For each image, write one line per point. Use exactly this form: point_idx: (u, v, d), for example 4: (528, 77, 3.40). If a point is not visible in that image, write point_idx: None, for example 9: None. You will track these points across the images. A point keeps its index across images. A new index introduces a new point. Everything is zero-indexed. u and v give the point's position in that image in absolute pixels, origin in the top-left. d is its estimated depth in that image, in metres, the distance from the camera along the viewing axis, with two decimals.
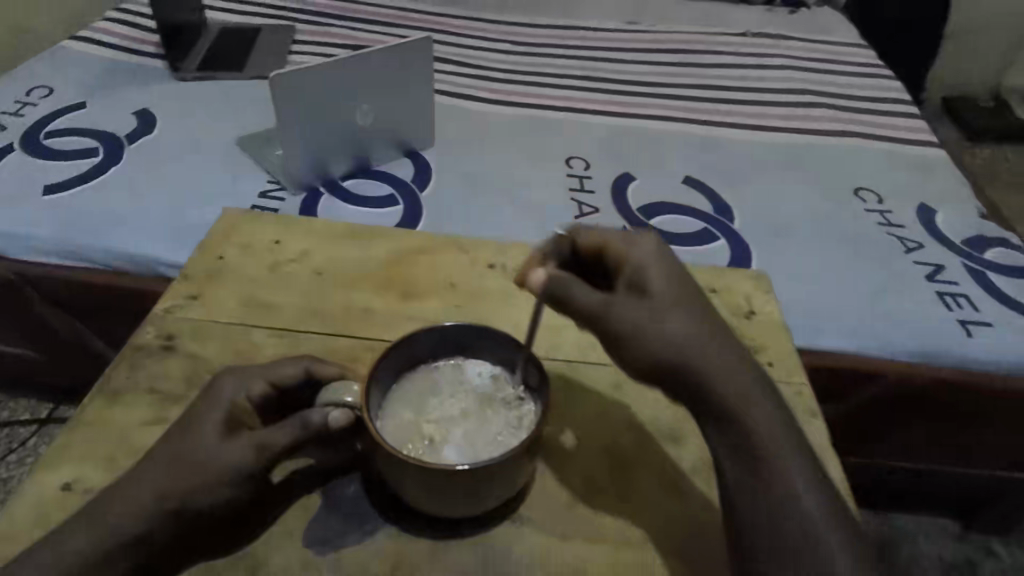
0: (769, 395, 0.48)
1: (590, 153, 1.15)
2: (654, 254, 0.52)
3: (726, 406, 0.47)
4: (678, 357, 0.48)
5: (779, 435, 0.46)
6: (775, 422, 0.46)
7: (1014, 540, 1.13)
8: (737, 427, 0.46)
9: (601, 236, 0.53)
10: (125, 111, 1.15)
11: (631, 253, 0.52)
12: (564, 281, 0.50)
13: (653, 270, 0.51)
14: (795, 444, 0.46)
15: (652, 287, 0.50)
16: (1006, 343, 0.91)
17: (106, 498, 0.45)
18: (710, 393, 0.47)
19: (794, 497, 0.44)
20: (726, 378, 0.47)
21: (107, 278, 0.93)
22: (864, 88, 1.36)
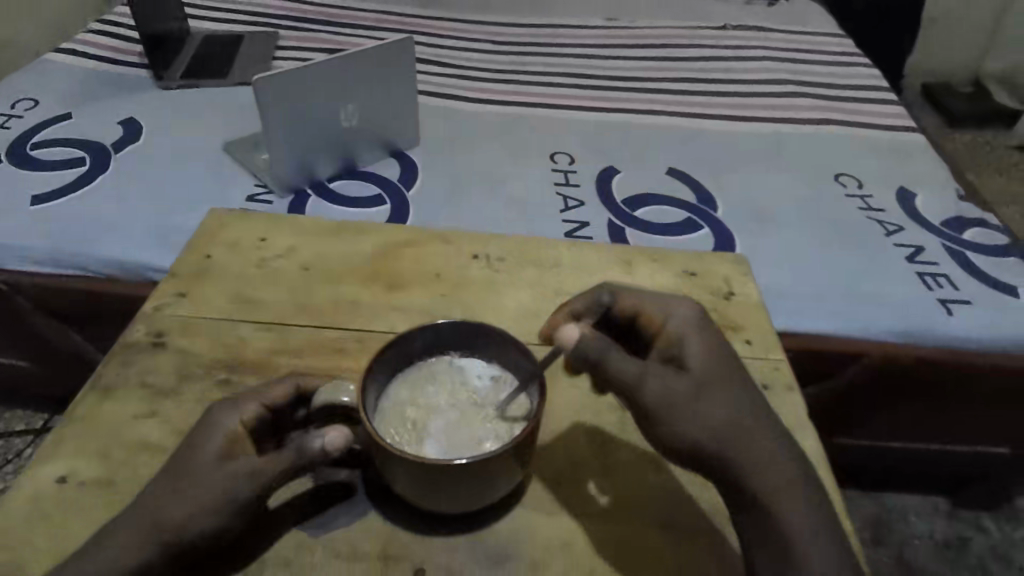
0: (803, 476, 0.47)
1: (574, 148, 1.16)
2: (701, 332, 0.52)
3: (761, 485, 0.46)
4: (716, 433, 0.47)
5: (810, 516, 0.45)
6: (807, 504, 0.46)
7: (1001, 515, 1.16)
8: (771, 507, 0.45)
9: (647, 310, 0.54)
10: (111, 120, 1.15)
11: (674, 328, 0.52)
12: (604, 342, 0.48)
13: (698, 346, 0.50)
14: (825, 524, 0.45)
15: (693, 362, 0.50)
16: (984, 320, 0.93)
17: (106, 531, 0.45)
18: (744, 474, 0.46)
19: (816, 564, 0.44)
20: (761, 456, 0.47)
21: (98, 284, 0.94)
22: (842, 76, 1.39)
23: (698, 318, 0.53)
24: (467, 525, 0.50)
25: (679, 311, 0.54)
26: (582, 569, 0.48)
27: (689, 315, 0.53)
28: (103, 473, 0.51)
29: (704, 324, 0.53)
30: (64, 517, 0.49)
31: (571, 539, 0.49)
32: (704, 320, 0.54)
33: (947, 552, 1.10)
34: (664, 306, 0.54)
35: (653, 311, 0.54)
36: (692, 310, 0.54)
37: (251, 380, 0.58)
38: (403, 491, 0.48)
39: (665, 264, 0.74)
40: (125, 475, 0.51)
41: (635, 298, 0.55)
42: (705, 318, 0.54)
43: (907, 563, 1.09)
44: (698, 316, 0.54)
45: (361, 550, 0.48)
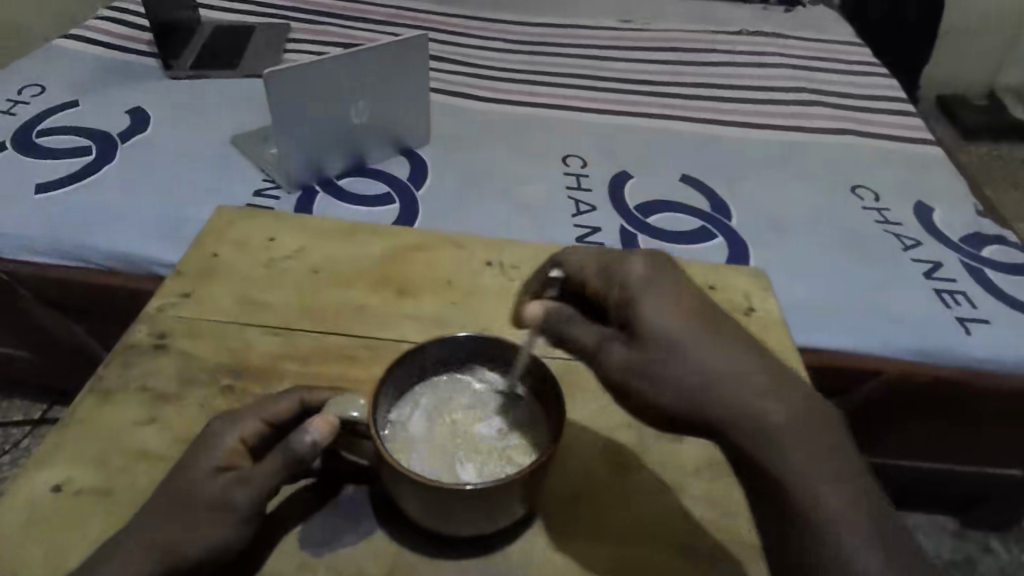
0: (799, 415, 0.42)
1: (586, 152, 1.14)
2: (653, 279, 0.45)
3: (749, 438, 0.41)
4: (688, 394, 0.42)
5: (813, 459, 0.40)
6: (807, 448, 0.41)
7: (1012, 538, 1.13)
8: (766, 459, 0.41)
9: (597, 269, 0.48)
10: (118, 109, 1.13)
11: (625, 280, 0.46)
12: (561, 315, 0.48)
13: (652, 299, 0.44)
14: (835, 467, 0.41)
15: (649, 317, 0.44)
16: (1002, 340, 0.91)
17: (101, 549, 0.42)
18: (730, 434, 0.41)
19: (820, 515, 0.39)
20: (746, 406, 0.41)
21: (101, 277, 0.92)
22: (860, 86, 1.36)
23: (651, 264, 0.47)
24: (479, 548, 0.48)
25: (629, 261, 0.47)
26: None
27: (639, 263, 0.47)
28: (100, 481, 0.49)
29: (658, 269, 0.46)
30: (59, 527, 0.47)
31: (585, 563, 0.47)
32: (661, 264, 0.47)
33: (955, 575, 1.08)
34: (611, 262, 0.48)
35: (600, 269, 0.48)
36: (641, 258, 0.47)
37: (256, 387, 0.56)
38: (415, 513, 0.46)
39: (682, 276, 0.72)
40: (123, 483, 0.49)
41: (586, 258, 0.50)
42: (660, 262, 0.47)
43: None
44: (649, 261, 0.47)
45: (366, 572, 0.46)
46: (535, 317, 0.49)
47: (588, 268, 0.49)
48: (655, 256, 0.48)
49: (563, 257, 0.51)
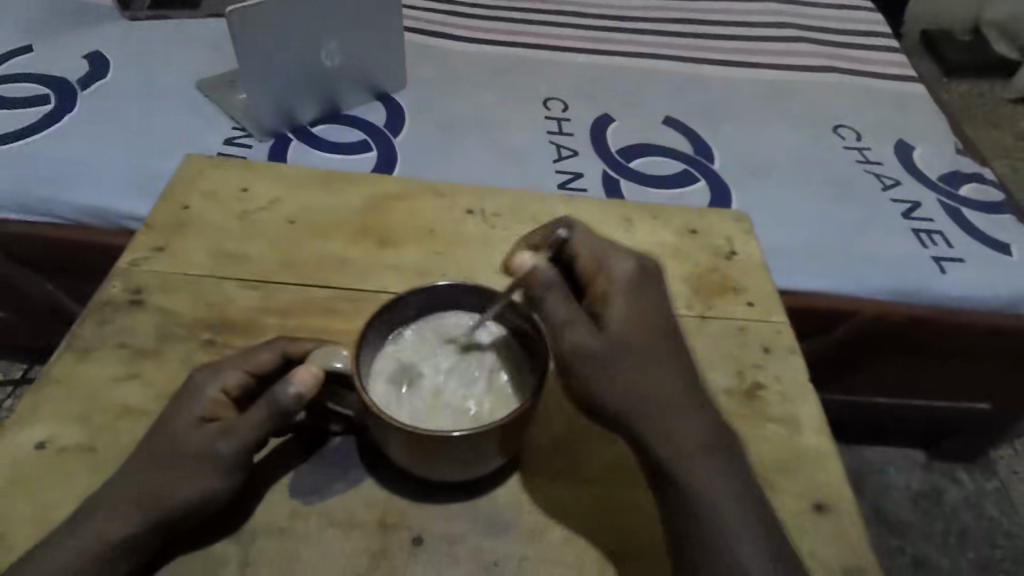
0: (717, 442, 0.44)
1: (568, 94, 1.11)
2: (633, 288, 0.47)
3: (672, 449, 0.43)
4: (631, 396, 0.44)
5: (723, 481, 0.43)
6: (721, 471, 0.43)
7: (976, 466, 1.19)
8: (680, 474, 0.43)
9: (593, 257, 0.48)
10: (74, 53, 1.07)
11: (606, 283, 0.47)
12: (550, 281, 0.45)
13: (625, 307, 0.46)
14: (740, 485, 0.43)
15: (614, 323, 0.45)
16: (975, 278, 0.93)
17: (88, 504, 0.43)
18: (654, 433, 0.43)
19: (719, 521, 0.42)
20: (676, 422, 0.44)
21: (71, 232, 0.89)
22: (846, 21, 1.33)
23: (639, 272, 0.48)
24: (466, 492, 0.49)
25: (619, 263, 0.48)
26: (581, 538, 0.47)
27: (629, 267, 0.48)
28: (84, 438, 0.49)
29: (642, 279, 0.48)
30: (46, 484, 0.47)
31: (570, 504, 0.49)
32: (647, 273, 0.49)
33: (921, 503, 1.14)
34: (604, 255, 0.48)
35: (595, 257, 0.48)
36: (630, 262, 0.48)
37: (238, 341, 0.56)
38: (403, 460, 0.46)
39: (665, 221, 0.72)
40: (107, 440, 0.49)
41: (588, 238, 0.49)
42: (647, 270, 0.49)
43: (883, 513, 1.12)
44: (638, 268, 0.48)
45: (357, 519, 0.47)
46: (523, 268, 0.45)
47: (587, 252, 0.49)
48: (645, 263, 0.49)
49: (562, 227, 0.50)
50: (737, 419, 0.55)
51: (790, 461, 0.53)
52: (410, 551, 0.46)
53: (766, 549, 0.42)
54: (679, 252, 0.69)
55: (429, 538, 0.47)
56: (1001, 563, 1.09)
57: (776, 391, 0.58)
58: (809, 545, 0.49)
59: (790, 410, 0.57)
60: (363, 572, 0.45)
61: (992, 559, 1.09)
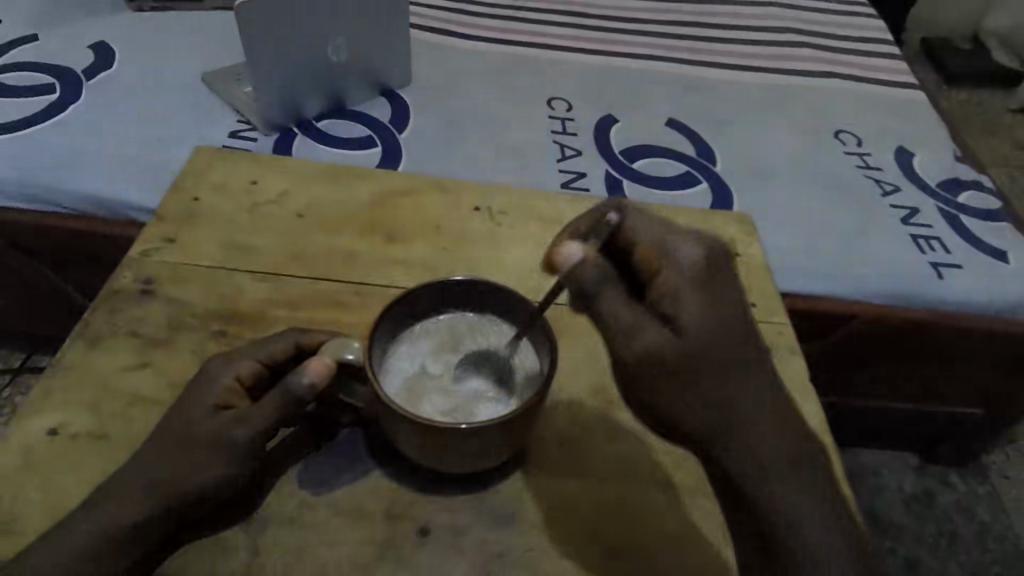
0: (797, 452, 0.44)
1: (572, 94, 1.12)
2: (703, 281, 0.44)
3: (754, 464, 0.43)
4: (705, 406, 0.42)
5: (804, 491, 0.43)
6: (800, 482, 0.43)
7: (968, 470, 1.20)
8: (763, 486, 0.43)
9: (651, 246, 0.47)
10: (80, 43, 1.07)
11: (675, 276, 0.44)
12: (605, 275, 0.43)
13: (698, 303, 0.43)
14: (807, 485, 0.44)
15: (690, 323, 0.43)
16: (972, 285, 0.94)
17: (100, 492, 0.43)
18: (731, 443, 0.43)
19: (791, 522, 0.43)
20: (757, 435, 0.43)
21: (78, 223, 0.90)
22: (849, 27, 1.34)
23: (706, 262, 0.45)
24: (473, 485, 0.50)
25: (682, 253, 0.45)
26: (585, 532, 0.48)
27: (696, 259, 0.45)
28: (96, 425, 0.50)
29: (712, 270, 0.45)
30: (59, 469, 0.47)
31: (574, 497, 0.50)
32: (716, 260, 0.46)
33: (914, 506, 1.15)
34: (666, 244, 0.46)
35: (656, 246, 0.46)
36: (697, 252, 0.45)
37: (247, 332, 0.57)
38: (412, 452, 0.47)
39: None
40: (118, 427, 0.50)
41: (643, 228, 0.48)
42: (717, 259, 0.46)
43: (877, 516, 1.13)
44: (706, 257, 0.45)
45: (365, 509, 0.48)
46: (564, 263, 0.43)
47: (645, 240, 0.47)
48: (713, 250, 0.46)
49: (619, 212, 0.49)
50: None
51: None
52: (418, 541, 0.47)
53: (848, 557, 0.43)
54: None
55: (435, 528, 0.48)
56: (992, 566, 1.10)
57: None
58: None
59: (791, 410, 0.58)
60: (371, 560, 0.46)
61: (983, 563, 1.10)
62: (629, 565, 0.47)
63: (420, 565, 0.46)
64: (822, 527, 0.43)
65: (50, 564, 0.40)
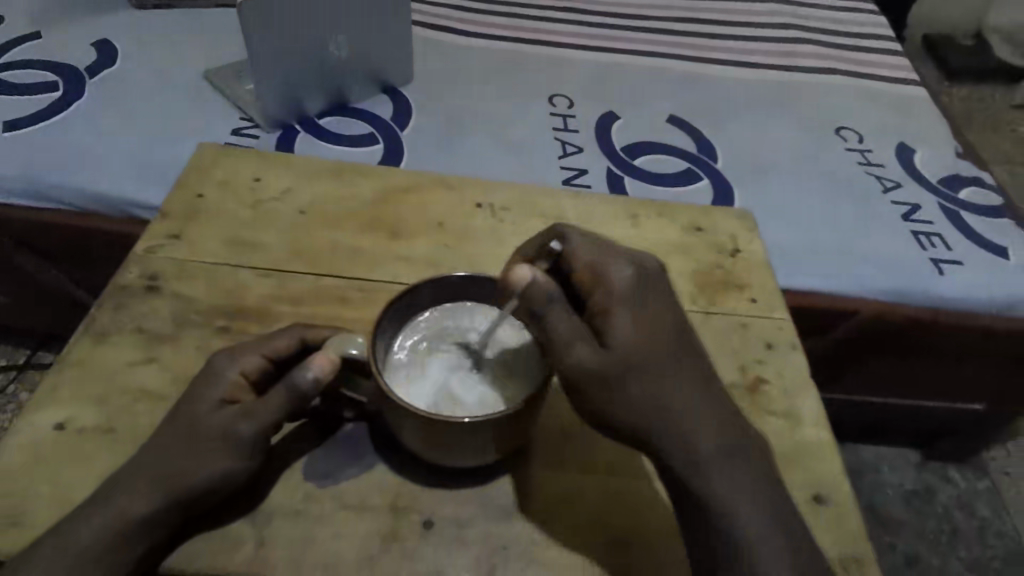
0: (731, 449, 0.45)
1: (574, 91, 1.12)
2: (634, 298, 0.46)
3: (684, 461, 0.44)
4: (637, 411, 0.44)
5: (737, 482, 0.44)
6: (734, 478, 0.44)
7: (968, 466, 1.21)
8: (695, 482, 0.44)
9: (590, 265, 0.47)
10: (83, 41, 1.08)
11: (608, 294, 0.46)
12: (550, 296, 0.44)
13: (628, 320, 0.45)
14: (750, 488, 0.44)
15: (620, 338, 0.45)
16: (972, 281, 0.95)
17: (109, 485, 0.44)
18: (666, 445, 0.44)
19: (733, 525, 0.43)
20: (686, 434, 0.44)
21: (82, 220, 0.90)
22: (850, 23, 1.34)
23: (638, 280, 0.47)
24: (476, 478, 0.50)
25: (617, 272, 0.47)
26: (587, 524, 0.49)
27: (629, 276, 0.47)
28: (103, 419, 0.50)
29: (643, 286, 0.47)
30: (67, 463, 0.48)
31: (577, 491, 0.50)
32: (647, 278, 0.48)
33: (914, 501, 1.15)
34: (602, 262, 0.47)
35: (593, 265, 0.48)
36: (630, 270, 0.47)
37: (252, 328, 0.57)
38: (416, 446, 0.48)
39: (670, 218, 0.73)
40: (125, 422, 0.51)
41: (583, 247, 0.48)
42: (648, 276, 0.48)
43: (877, 511, 1.14)
44: (637, 275, 0.47)
45: (369, 502, 0.48)
46: (522, 281, 0.44)
47: (584, 260, 0.48)
48: (645, 268, 0.48)
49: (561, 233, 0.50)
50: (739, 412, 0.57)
51: (790, 453, 0.55)
52: (421, 533, 0.47)
53: (784, 550, 0.43)
54: (684, 249, 0.70)
55: (439, 521, 0.48)
56: (992, 561, 1.11)
57: (777, 385, 0.59)
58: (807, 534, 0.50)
59: (791, 404, 0.58)
60: (375, 553, 0.46)
61: (983, 558, 1.11)
62: (631, 557, 0.48)
63: (423, 558, 0.46)
64: (765, 530, 0.43)
65: (60, 556, 0.41)
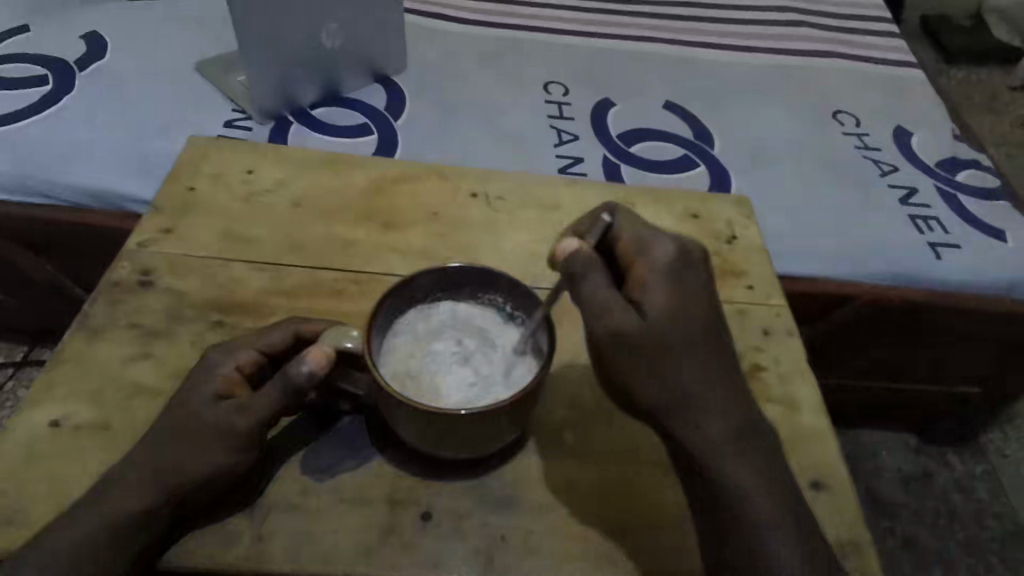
0: (749, 433, 0.45)
1: (569, 78, 1.11)
2: (673, 273, 0.47)
3: (705, 440, 0.44)
4: (667, 385, 0.45)
5: (756, 464, 0.45)
6: (751, 462, 0.45)
7: (965, 449, 1.21)
8: (714, 462, 0.44)
9: (635, 240, 0.49)
10: (71, 33, 1.06)
11: (648, 269, 0.47)
12: (594, 262, 0.46)
13: (665, 294, 0.46)
14: (766, 472, 0.45)
15: (655, 311, 0.45)
16: (969, 265, 0.94)
17: (104, 483, 0.43)
18: (692, 421, 0.45)
19: (749, 504, 0.44)
20: (710, 413, 0.45)
21: (74, 215, 0.89)
22: (848, 5, 1.32)
23: (681, 257, 0.48)
24: (473, 469, 0.50)
25: (660, 248, 0.48)
26: (584, 512, 0.49)
27: (674, 256, 0.48)
28: (98, 416, 0.50)
29: (685, 264, 0.48)
30: (64, 460, 0.48)
31: (577, 479, 0.50)
32: (690, 257, 0.48)
33: (911, 485, 1.16)
34: (647, 238, 0.49)
35: (639, 242, 0.49)
36: (673, 248, 0.48)
37: (247, 322, 0.57)
38: (414, 438, 0.47)
39: (666, 205, 0.72)
40: (121, 418, 0.50)
41: (630, 224, 0.50)
42: (690, 256, 0.48)
43: (875, 495, 1.14)
44: (681, 252, 0.48)
45: (367, 495, 0.48)
46: (565, 251, 0.46)
47: (629, 234, 0.49)
48: (687, 248, 0.49)
49: (612, 211, 0.51)
50: None
51: (788, 439, 0.55)
52: (420, 525, 0.47)
53: (795, 537, 0.43)
54: (681, 236, 0.69)
55: (437, 512, 0.48)
56: (989, 542, 1.11)
57: (774, 371, 0.59)
58: None
59: (788, 391, 0.58)
60: (373, 545, 0.46)
61: (980, 539, 1.12)
62: (633, 544, 0.48)
63: (422, 550, 0.46)
64: (779, 512, 0.44)
65: (56, 554, 0.41)
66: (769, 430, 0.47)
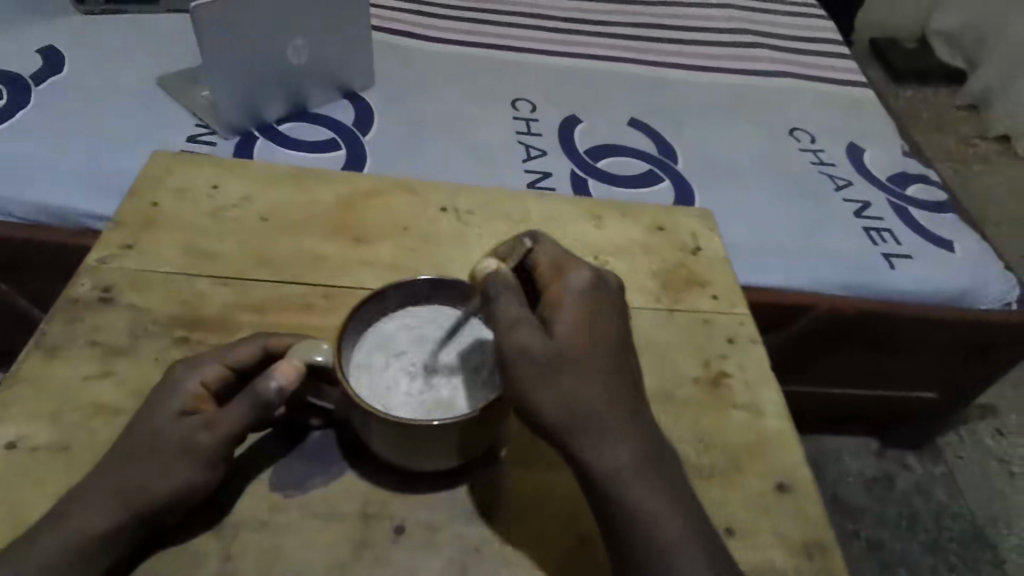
0: (655, 459, 0.45)
1: (537, 95, 1.13)
2: (586, 299, 0.46)
3: (605, 466, 0.44)
4: (563, 409, 0.43)
5: (659, 491, 0.44)
6: (658, 488, 0.44)
7: (924, 452, 1.25)
8: (617, 489, 0.44)
9: (552, 263, 0.48)
10: (27, 48, 1.04)
11: (560, 292, 0.46)
12: (508, 283, 0.46)
13: (574, 317, 0.45)
14: (672, 502, 0.44)
15: (561, 332, 0.45)
16: (921, 275, 0.98)
17: (65, 504, 0.42)
18: (591, 448, 0.44)
19: (654, 534, 0.43)
20: (609, 440, 0.44)
21: (29, 232, 0.86)
22: (802, 28, 1.38)
23: (596, 284, 0.47)
24: (449, 482, 0.50)
25: (575, 273, 0.47)
26: (561, 522, 0.49)
27: (584, 281, 0.47)
28: (57, 437, 0.49)
29: (599, 291, 0.47)
30: (19, 483, 0.46)
31: (551, 491, 0.51)
32: (605, 284, 0.48)
33: (875, 488, 1.19)
34: (563, 263, 0.48)
35: (555, 265, 0.48)
36: (586, 274, 0.48)
37: (212, 338, 0.56)
38: (387, 452, 0.47)
39: (633, 218, 0.74)
40: (80, 438, 0.49)
41: (550, 249, 0.49)
42: (605, 282, 0.48)
43: (840, 499, 1.17)
44: (594, 279, 0.47)
45: (339, 510, 0.48)
46: (485, 270, 0.46)
47: (548, 259, 0.48)
48: (602, 275, 0.48)
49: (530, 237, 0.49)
50: (703, 406, 0.58)
51: (755, 445, 0.56)
52: (393, 539, 0.47)
53: (705, 561, 0.43)
54: (648, 248, 0.71)
55: (410, 526, 0.48)
56: (949, 542, 1.15)
57: (739, 378, 0.60)
58: (774, 523, 0.52)
59: (753, 397, 0.59)
60: (346, 561, 0.46)
61: (941, 540, 1.15)
62: (603, 552, 0.48)
63: (395, 564, 0.46)
64: (685, 542, 0.43)
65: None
66: (673, 456, 0.47)
